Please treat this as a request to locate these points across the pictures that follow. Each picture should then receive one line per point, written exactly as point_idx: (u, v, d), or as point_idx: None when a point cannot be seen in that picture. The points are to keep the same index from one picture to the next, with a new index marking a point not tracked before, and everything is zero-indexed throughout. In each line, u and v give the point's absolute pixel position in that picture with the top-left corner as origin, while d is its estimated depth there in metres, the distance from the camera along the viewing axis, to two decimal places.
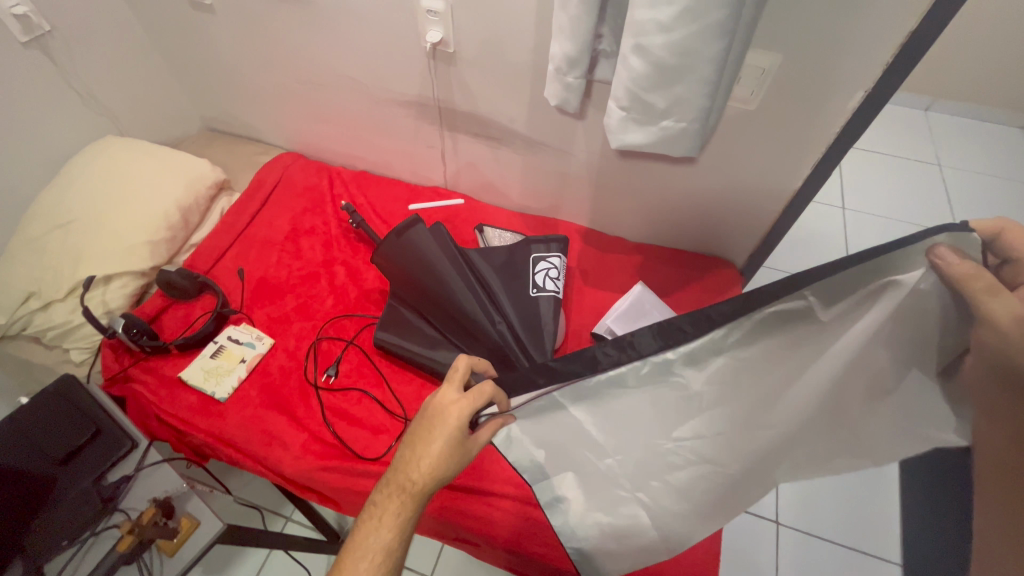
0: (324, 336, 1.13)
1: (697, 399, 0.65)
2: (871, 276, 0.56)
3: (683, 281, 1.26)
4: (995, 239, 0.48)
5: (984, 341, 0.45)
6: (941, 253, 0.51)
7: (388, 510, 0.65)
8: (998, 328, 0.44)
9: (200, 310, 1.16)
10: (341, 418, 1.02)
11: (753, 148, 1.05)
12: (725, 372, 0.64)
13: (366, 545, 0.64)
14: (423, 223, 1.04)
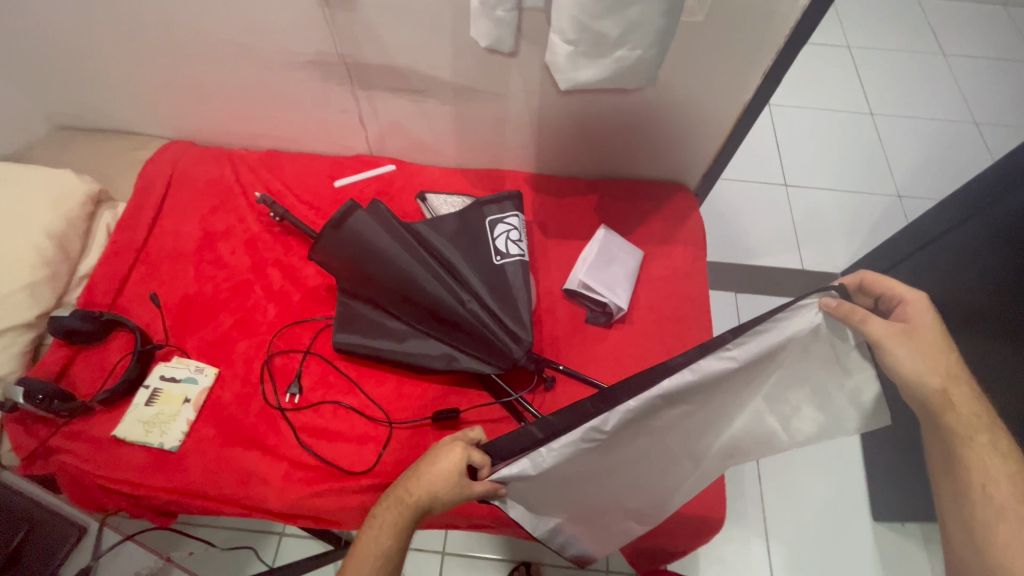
0: (276, 351, 1.00)
1: (639, 437, 0.69)
2: (781, 323, 0.65)
3: (644, 213, 1.20)
4: (858, 284, 0.71)
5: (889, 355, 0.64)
6: (827, 301, 0.65)
7: (377, 533, 0.67)
8: (887, 342, 0.63)
9: (117, 352, 0.99)
10: (318, 437, 0.93)
11: (703, 63, 0.98)
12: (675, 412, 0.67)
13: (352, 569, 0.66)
14: (359, 206, 0.93)
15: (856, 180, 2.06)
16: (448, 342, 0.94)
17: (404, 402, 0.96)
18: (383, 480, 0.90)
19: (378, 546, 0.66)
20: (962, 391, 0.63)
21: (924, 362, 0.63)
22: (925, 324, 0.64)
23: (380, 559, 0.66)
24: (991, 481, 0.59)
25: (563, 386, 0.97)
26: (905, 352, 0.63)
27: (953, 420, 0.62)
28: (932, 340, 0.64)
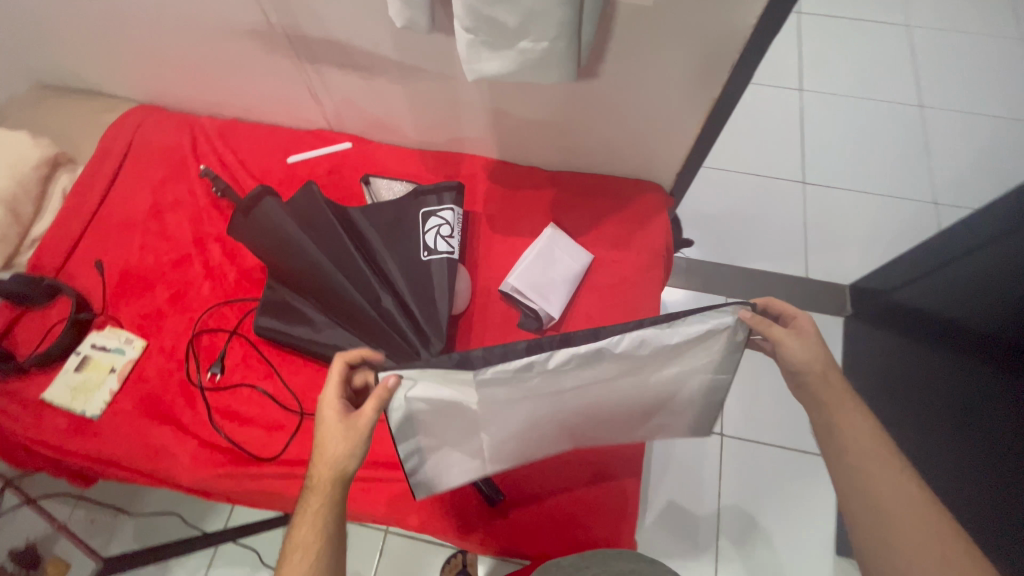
0: (204, 329, 1.01)
1: (546, 407, 0.70)
2: (703, 320, 0.66)
3: (601, 213, 1.12)
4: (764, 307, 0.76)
5: (793, 359, 0.72)
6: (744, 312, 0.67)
7: (309, 523, 0.65)
8: (788, 350, 0.72)
9: (57, 316, 1.02)
10: (230, 419, 0.94)
11: (663, 51, 0.86)
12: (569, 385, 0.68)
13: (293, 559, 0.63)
14: (271, 193, 0.95)
15: (886, 182, 1.85)
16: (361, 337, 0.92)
17: (319, 393, 0.95)
18: (286, 469, 0.90)
19: (315, 526, 0.64)
20: (846, 399, 0.71)
21: (805, 359, 0.71)
22: (812, 336, 0.73)
23: (325, 535, 0.64)
24: (882, 484, 0.66)
25: None
26: (800, 356, 0.72)
27: (842, 425, 0.70)
28: (821, 351, 0.72)
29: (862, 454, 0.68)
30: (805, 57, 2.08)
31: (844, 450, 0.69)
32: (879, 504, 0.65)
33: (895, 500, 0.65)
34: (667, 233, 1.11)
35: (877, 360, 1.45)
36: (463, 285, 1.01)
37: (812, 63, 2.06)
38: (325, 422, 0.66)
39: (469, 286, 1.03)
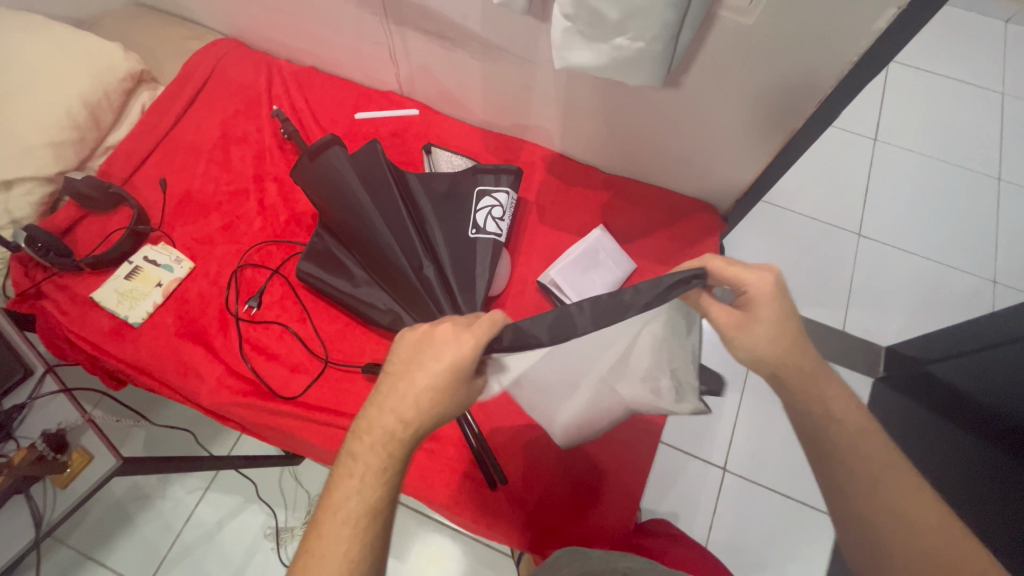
0: (249, 263, 1.04)
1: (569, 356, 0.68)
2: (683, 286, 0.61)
3: (652, 225, 1.12)
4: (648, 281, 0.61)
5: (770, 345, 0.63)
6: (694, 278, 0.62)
7: (351, 494, 0.54)
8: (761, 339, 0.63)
9: (117, 224, 1.07)
10: (259, 353, 0.97)
11: (753, 75, 0.84)
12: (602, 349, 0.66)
13: (324, 531, 0.52)
14: (338, 143, 0.97)
15: (945, 249, 1.78)
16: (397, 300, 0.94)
17: (345, 346, 0.98)
18: (303, 410, 0.93)
19: (359, 494, 0.54)
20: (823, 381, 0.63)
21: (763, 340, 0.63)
22: (768, 314, 0.63)
23: (369, 508, 0.53)
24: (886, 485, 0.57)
25: None
26: (766, 334, 0.63)
27: (823, 411, 0.62)
28: (784, 329, 0.63)
29: (857, 446, 0.59)
30: (886, 105, 2.00)
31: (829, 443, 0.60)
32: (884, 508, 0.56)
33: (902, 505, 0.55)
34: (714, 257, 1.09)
35: (905, 427, 1.39)
36: (502, 270, 1.02)
37: (891, 113, 1.99)
38: (397, 375, 0.58)
39: (508, 271, 1.04)
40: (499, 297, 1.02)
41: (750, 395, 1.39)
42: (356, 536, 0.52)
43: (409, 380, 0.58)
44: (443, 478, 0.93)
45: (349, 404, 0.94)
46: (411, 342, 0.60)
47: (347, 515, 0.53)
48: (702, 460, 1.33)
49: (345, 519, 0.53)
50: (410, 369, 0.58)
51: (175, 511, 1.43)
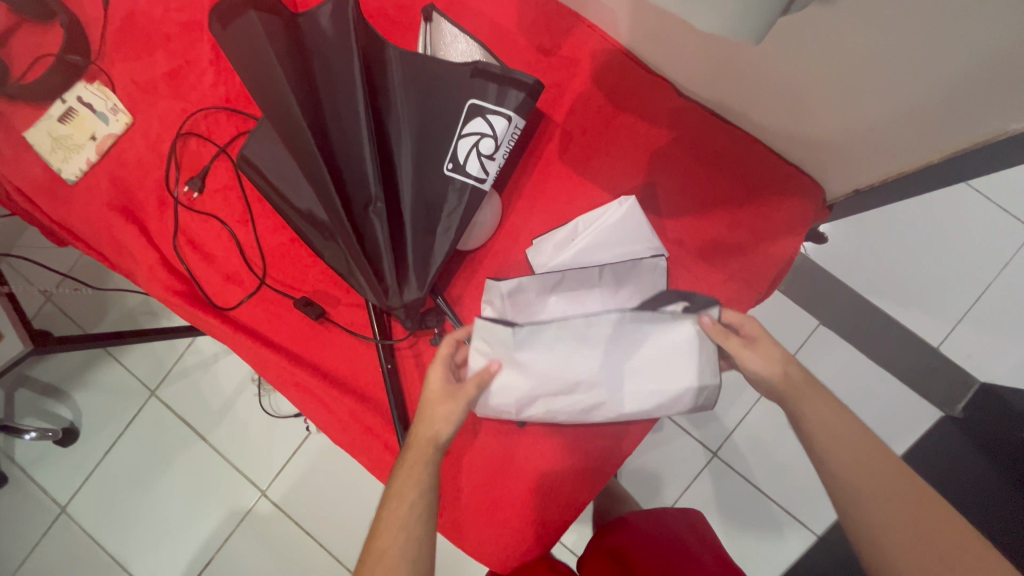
0: (193, 133, 0.85)
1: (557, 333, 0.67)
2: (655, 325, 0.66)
3: (713, 196, 0.78)
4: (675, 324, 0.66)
5: (766, 373, 0.60)
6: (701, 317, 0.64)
7: (410, 480, 0.60)
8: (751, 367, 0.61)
9: (52, 45, 0.87)
10: (196, 249, 0.84)
11: (967, 27, 0.44)
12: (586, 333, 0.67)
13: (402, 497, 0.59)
14: (271, 7, 0.68)
15: None
16: (335, 238, 0.72)
17: (286, 265, 0.83)
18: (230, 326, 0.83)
19: (418, 476, 0.60)
20: (825, 401, 0.57)
21: (770, 369, 0.59)
22: (768, 346, 0.61)
23: (428, 476, 0.61)
24: (880, 511, 0.52)
25: None
26: (756, 361, 0.60)
27: (815, 422, 0.56)
28: (780, 361, 0.60)
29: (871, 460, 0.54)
30: None
31: (817, 446, 0.56)
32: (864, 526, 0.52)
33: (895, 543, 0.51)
34: (785, 264, 0.78)
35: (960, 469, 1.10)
36: (483, 217, 0.78)
37: None
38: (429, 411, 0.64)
39: (494, 221, 0.80)
40: (472, 251, 0.81)
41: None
42: (424, 521, 0.59)
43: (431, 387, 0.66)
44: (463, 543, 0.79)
45: (282, 335, 0.82)
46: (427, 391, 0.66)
47: (409, 493, 0.59)
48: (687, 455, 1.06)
49: (409, 492, 0.60)
50: (435, 400, 0.65)
51: None
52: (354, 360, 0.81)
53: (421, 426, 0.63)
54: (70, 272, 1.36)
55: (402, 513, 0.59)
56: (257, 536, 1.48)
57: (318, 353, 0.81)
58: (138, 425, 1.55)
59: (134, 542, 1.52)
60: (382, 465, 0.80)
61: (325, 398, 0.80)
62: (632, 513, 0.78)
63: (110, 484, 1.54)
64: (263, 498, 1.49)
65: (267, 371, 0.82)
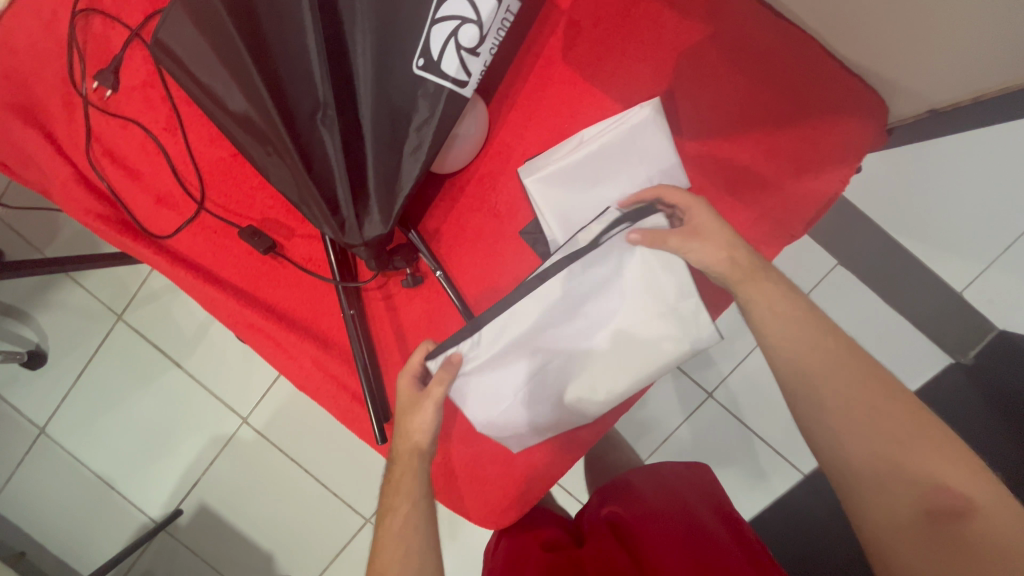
0: (96, 10, 0.67)
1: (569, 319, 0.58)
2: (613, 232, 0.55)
3: (749, 114, 0.63)
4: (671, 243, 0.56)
5: (709, 256, 0.53)
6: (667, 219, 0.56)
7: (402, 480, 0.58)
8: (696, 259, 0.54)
9: None
10: (118, 164, 0.69)
11: None
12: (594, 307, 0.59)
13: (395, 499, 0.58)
14: None
15: None
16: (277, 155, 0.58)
17: (229, 187, 0.69)
18: (166, 259, 0.70)
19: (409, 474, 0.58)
20: (773, 292, 0.52)
21: (717, 258, 0.53)
22: (709, 231, 0.54)
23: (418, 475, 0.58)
24: (838, 398, 0.47)
25: (427, 293, 0.69)
26: (708, 255, 0.53)
27: (765, 309, 0.51)
28: (724, 245, 0.53)
29: (847, 378, 0.47)
30: None
31: (765, 336, 0.51)
32: (809, 404, 0.49)
33: (839, 421, 0.47)
34: (830, 202, 0.64)
35: None
36: (464, 132, 0.62)
37: None
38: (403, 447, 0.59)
39: (479, 138, 0.65)
40: (451, 176, 0.67)
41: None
42: (420, 531, 0.55)
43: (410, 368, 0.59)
44: (492, 516, 0.70)
45: (230, 270, 0.70)
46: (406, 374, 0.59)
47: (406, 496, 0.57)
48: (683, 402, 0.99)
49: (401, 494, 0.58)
50: (409, 408, 0.59)
51: None
52: (316, 301, 0.70)
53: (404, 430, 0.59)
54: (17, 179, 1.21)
55: (399, 525, 0.56)
56: (241, 460, 1.47)
57: (274, 292, 0.70)
58: (107, 349, 1.47)
59: (118, 463, 1.51)
60: (352, 417, 0.72)
61: (283, 342, 0.70)
62: (633, 473, 0.80)
63: (87, 406, 1.50)
64: (244, 425, 1.46)
65: (215, 312, 0.71)
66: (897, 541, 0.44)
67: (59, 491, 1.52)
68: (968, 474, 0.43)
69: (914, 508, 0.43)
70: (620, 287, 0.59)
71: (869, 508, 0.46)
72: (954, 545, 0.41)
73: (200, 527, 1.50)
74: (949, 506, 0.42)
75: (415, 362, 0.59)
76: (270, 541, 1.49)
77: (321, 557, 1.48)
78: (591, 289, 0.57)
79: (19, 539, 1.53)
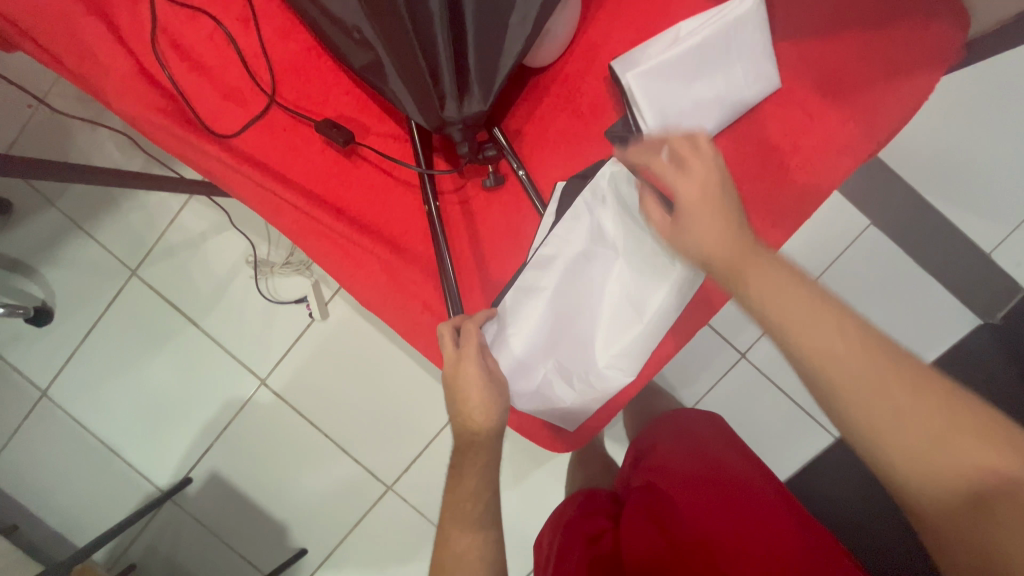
0: None
1: (567, 273, 0.62)
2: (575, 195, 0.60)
3: (842, 15, 0.63)
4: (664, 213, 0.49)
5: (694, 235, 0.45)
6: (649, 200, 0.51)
7: (469, 464, 0.59)
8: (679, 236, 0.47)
9: None
10: (183, 57, 0.66)
11: None
12: (589, 250, 0.61)
13: (460, 479, 0.59)
14: None
15: None
16: (371, 35, 0.55)
17: (300, 81, 0.66)
18: (230, 158, 0.67)
19: (473, 454, 0.59)
20: (771, 272, 0.42)
21: (708, 242, 0.44)
22: (695, 208, 0.45)
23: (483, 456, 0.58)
24: (857, 370, 0.38)
25: (504, 197, 0.67)
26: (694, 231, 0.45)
27: (777, 301, 0.40)
28: (715, 217, 0.45)
29: (866, 354, 0.38)
30: None
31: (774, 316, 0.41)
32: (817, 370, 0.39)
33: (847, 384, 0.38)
34: (915, 110, 0.64)
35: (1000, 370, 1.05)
36: (558, 23, 0.60)
37: None
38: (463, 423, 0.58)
39: (569, 32, 0.63)
40: (535, 76, 0.66)
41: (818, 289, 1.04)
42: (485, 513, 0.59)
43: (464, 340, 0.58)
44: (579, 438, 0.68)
45: (298, 171, 0.67)
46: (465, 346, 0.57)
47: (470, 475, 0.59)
48: (731, 346, 0.98)
49: (462, 473, 0.59)
50: (462, 383, 0.58)
51: (161, 208, 1.37)
52: (388, 205, 0.68)
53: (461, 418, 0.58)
54: (14, 56, 1.02)
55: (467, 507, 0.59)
56: (258, 425, 1.42)
57: (345, 195, 0.68)
58: (119, 307, 1.41)
59: (127, 429, 1.44)
60: (420, 329, 0.69)
61: (353, 247, 0.67)
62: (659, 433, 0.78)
63: (95, 367, 1.43)
64: (263, 388, 1.40)
65: (279, 217, 0.68)
66: (931, 513, 0.36)
67: (61, 457, 1.44)
68: (1009, 449, 0.35)
69: (953, 493, 0.35)
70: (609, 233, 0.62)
71: (897, 485, 0.38)
72: (997, 523, 0.34)
73: (212, 495, 1.45)
74: (995, 488, 0.34)
75: (471, 346, 0.57)
76: (284, 510, 1.44)
77: (337, 527, 1.43)
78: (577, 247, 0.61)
79: (15, 508, 1.45)
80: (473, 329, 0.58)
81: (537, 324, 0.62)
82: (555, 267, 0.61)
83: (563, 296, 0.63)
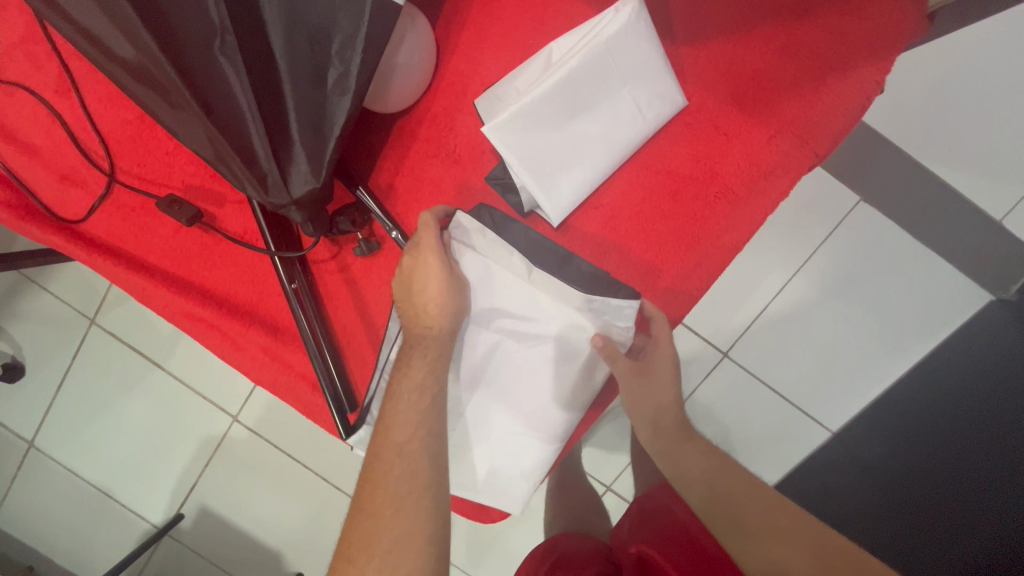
0: None
1: (493, 355, 0.52)
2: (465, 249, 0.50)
3: (753, 6, 0.52)
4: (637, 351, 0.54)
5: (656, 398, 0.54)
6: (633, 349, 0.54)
7: (417, 399, 0.45)
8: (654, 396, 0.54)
9: None
10: (14, 141, 0.59)
11: None
12: (507, 322, 0.51)
13: (382, 516, 0.41)
14: None
15: None
16: (163, 113, 0.45)
17: (142, 154, 0.59)
18: (81, 245, 0.59)
19: (413, 467, 0.43)
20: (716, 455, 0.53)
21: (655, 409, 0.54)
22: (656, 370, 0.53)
23: (435, 470, 0.43)
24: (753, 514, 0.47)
25: (385, 258, 0.59)
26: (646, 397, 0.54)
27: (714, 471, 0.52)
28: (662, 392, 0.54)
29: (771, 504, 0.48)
30: None
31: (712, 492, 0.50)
32: (711, 506, 0.50)
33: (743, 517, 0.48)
34: (864, 105, 0.51)
35: None
36: (405, 60, 0.50)
37: None
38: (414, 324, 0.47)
39: (427, 65, 0.53)
40: (401, 116, 0.56)
41: (801, 274, 0.82)
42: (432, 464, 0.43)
43: (421, 309, 0.47)
44: (484, 510, 0.60)
45: (159, 253, 0.60)
46: (421, 312, 0.47)
47: (406, 504, 0.41)
48: (710, 347, 0.84)
49: (393, 505, 0.41)
50: (413, 275, 0.47)
51: None
52: (262, 279, 0.60)
53: (392, 428, 0.44)
54: None
55: (407, 459, 0.43)
56: (238, 465, 1.11)
57: (209, 275, 0.60)
58: (74, 385, 1.11)
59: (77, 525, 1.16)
60: (318, 409, 0.62)
61: (229, 330, 0.60)
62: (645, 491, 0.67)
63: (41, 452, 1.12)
64: (236, 424, 1.10)
65: (148, 302, 0.61)
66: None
67: (20, 516, 1.13)
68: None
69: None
70: (523, 300, 0.50)
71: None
72: None
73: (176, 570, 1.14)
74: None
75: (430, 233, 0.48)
76: None
77: None
78: (492, 329, 0.51)
79: None
80: (431, 219, 0.48)
81: (480, 421, 0.54)
82: (479, 363, 0.52)
83: (498, 386, 0.53)
